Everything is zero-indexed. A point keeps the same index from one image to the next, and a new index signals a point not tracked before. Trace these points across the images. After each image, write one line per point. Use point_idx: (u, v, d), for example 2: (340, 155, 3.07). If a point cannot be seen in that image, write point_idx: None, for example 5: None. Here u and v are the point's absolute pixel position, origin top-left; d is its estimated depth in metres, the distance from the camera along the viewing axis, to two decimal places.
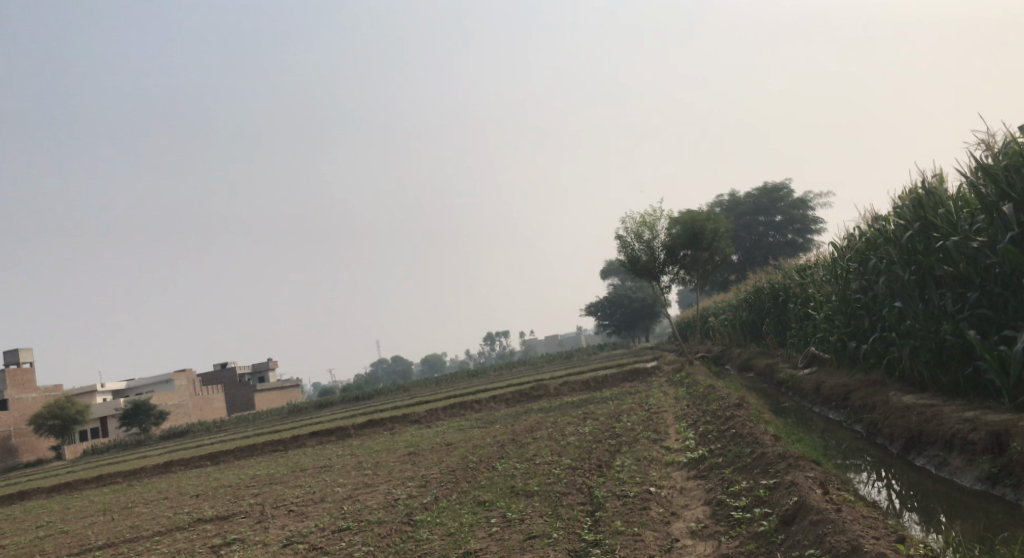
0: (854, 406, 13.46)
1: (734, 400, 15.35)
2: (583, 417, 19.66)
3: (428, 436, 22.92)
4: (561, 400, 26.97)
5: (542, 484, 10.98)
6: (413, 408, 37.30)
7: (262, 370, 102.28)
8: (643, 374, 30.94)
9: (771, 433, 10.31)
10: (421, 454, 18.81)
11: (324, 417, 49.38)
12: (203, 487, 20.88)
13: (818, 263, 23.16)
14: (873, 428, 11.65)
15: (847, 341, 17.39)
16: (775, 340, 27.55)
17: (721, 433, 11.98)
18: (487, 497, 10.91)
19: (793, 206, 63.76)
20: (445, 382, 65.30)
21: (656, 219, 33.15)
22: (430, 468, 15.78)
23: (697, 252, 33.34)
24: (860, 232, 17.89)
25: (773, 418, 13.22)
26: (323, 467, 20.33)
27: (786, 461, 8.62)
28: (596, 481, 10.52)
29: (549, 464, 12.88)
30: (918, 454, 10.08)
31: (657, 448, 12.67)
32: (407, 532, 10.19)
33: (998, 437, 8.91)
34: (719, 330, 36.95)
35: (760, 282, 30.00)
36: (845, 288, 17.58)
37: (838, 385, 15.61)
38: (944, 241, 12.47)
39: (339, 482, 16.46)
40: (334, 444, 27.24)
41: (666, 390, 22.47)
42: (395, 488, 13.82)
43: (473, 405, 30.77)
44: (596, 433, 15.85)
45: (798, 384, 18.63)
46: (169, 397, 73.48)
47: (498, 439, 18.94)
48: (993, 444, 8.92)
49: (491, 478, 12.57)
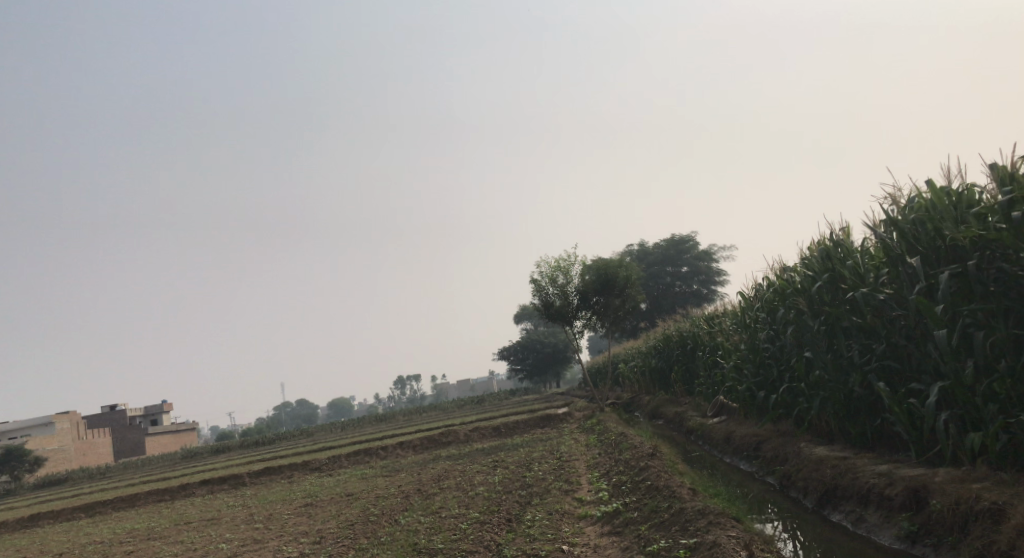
0: (765, 457, 13.35)
1: (646, 449, 15.06)
2: (492, 465, 19.02)
3: (329, 486, 21.77)
4: (469, 447, 26.22)
5: (447, 541, 10.32)
6: (315, 454, 35.73)
7: (155, 414, 97.24)
8: (553, 421, 30.56)
9: (687, 487, 9.97)
10: (319, 506, 17.74)
11: (219, 464, 46.93)
12: (74, 543, 19.11)
13: (727, 312, 23.42)
14: (786, 480, 11.50)
15: (755, 390, 17.44)
16: (684, 388, 27.67)
17: (634, 485, 11.62)
18: (386, 556, 10.15)
19: (698, 258, 65.50)
20: (350, 428, 63.33)
21: (570, 264, 33.25)
22: (328, 522, 14.81)
23: (610, 298, 33.33)
24: (768, 282, 18.10)
25: (685, 469, 12.95)
26: (211, 519, 18.95)
27: (707, 519, 8.25)
28: (505, 537, 9.93)
29: (455, 518, 12.20)
30: (833, 509, 9.92)
31: (568, 500, 12.19)
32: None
33: (915, 494, 8.81)
34: (629, 377, 36.96)
35: (669, 330, 30.23)
36: (755, 338, 17.68)
37: (748, 435, 15.55)
38: (852, 292, 12.62)
39: (227, 537, 15.27)
40: (226, 494, 25.63)
41: (577, 438, 22.10)
42: (287, 545, 12.85)
43: (378, 452, 29.66)
44: (505, 483, 15.25)
45: (708, 433, 18.57)
46: (49, 441, 68.75)
47: (403, 488, 18.07)
48: (909, 500, 8.81)
49: (393, 534, 11.80)
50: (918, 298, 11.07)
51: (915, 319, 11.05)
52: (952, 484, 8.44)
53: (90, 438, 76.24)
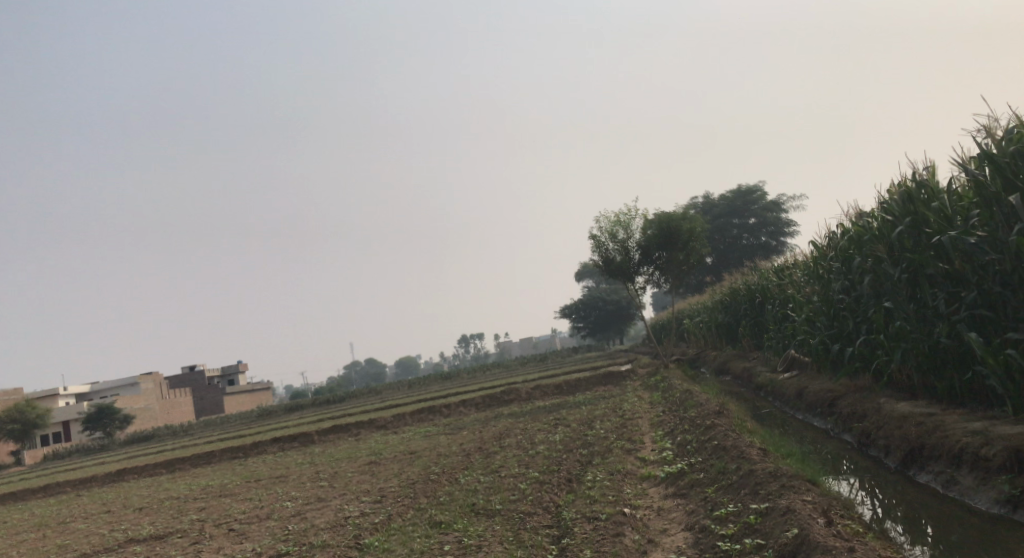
0: (842, 414, 12.60)
1: (713, 406, 14.41)
2: (555, 423, 18.63)
3: (392, 444, 21.75)
4: (532, 404, 25.94)
5: (506, 502, 9.95)
6: (382, 412, 36.04)
7: (231, 374, 100.26)
8: (617, 377, 30.08)
9: (757, 447, 9.36)
10: (382, 464, 17.66)
11: (292, 421, 47.95)
12: (150, 499, 19.51)
13: (797, 263, 22.40)
14: (866, 438, 10.77)
15: (829, 344, 16.57)
16: (752, 342, 26.79)
17: (700, 444, 11.04)
18: (443, 517, 9.83)
19: (766, 208, 63.56)
20: (416, 386, 63.99)
21: (630, 218, 32.36)
22: (389, 481, 14.65)
23: (673, 252, 32.41)
24: (842, 230, 17.09)
25: (755, 427, 12.30)
26: (278, 477, 19.08)
27: (779, 482, 7.65)
28: (565, 499, 9.50)
29: (514, 478, 11.83)
30: (920, 470, 9.19)
31: (631, 459, 11.68)
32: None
33: (1016, 454, 8.02)
34: (694, 333, 36.12)
35: (736, 283, 29.25)
36: (828, 289, 16.76)
37: (822, 391, 14.76)
38: (938, 236, 11.70)
39: (292, 495, 15.26)
40: (294, 451, 25.96)
41: (641, 395, 21.57)
42: (348, 504, 12.71)
43: (442, 409, 29.66)
44: (567, 442, 14.82)
45: (779, 389, 17.82)
46: (135, 401, 71.55)
47: (465, 447, 17.84)
48: (1010, 461, 8.03)
49: (452, 494, 11.49)
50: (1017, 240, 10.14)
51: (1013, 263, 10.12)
52: None
53: (172, 398, 79.02)
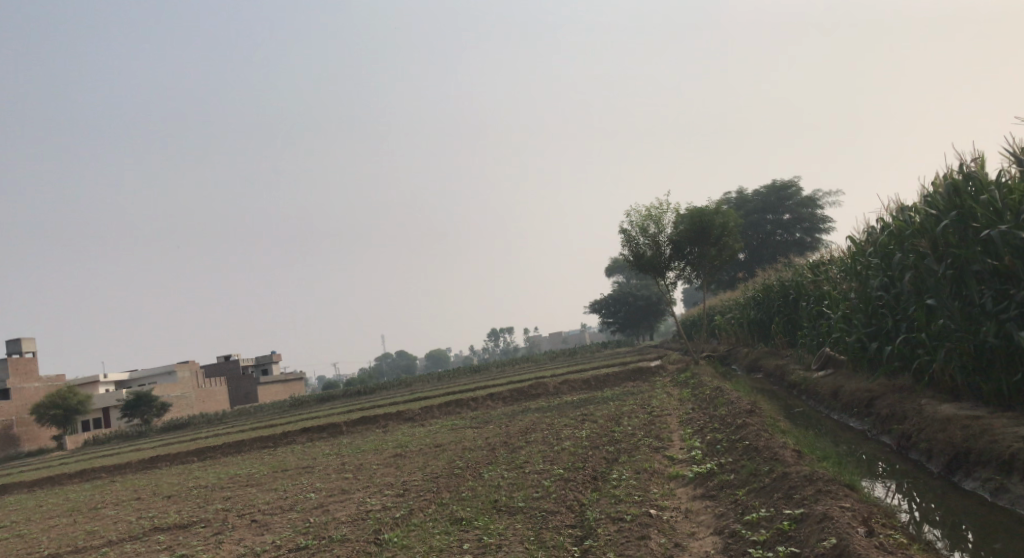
0: (880, 415, 12.14)
1: (745, 405, 13.99)
2: (582, 419, 18.31)
3: (418, 436, 21.58)
4: (560, 399, 25.62)
5: (529, 500, 9.67)
6: (410, 404, 35.94)
7: (264, 363, 101.14)
8: (646, 373, 29.66)
9: (791, 448, 8.97)
10: (407, 457, 17.47)
11: (322, 412, 48.12)
12: (178, 487, 19.53)
13: (833, 259, 21.81)
14: (906, 441, 10.33)
15: (866, 342, 16.07)
16: (785, 340, 26.22)
17: (731, 445, 10.66)
18: (464, 513, 9.56)
19: (801, 204, 62.41)
20: (446, 379, 63.95)
21: (662, 212, 31.82)
22: (413, 474, 14.44)
23: (705, 247, 31.87)
24: (882, 225, 16.56)
25: (789, 428, 11.88)
26: (304, 468, 18.99)
27: (815, 487, 7.28)
28: (589, 497, 9.19)
29: (538, 474, 11.54)
30: (964, 476, 8.74)
31: (659, 458, 11.33)
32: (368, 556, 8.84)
33: None
34: (725, 329, 35.54)
35: (769, 280, 28.65)
36: (866, 286, 16.23)
37: (859, 390, 14.28)
38: (987, 231, 11.21)
39: (316, 486, 15.12)
40: (322, 442, 25.93)
41: (671, 392, 21.16)
42: (370, 497, 12.50)
43: (469, 403, 29.46)
44: (593, 438, 14.49)
45: (813, 388, 17.32)
46: (171, 389, 72.40)
47: (490, 441, 17.60)
48: None
49: (475, 489, 11.23)
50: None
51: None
52: None
53: (206, 386, 79.87)
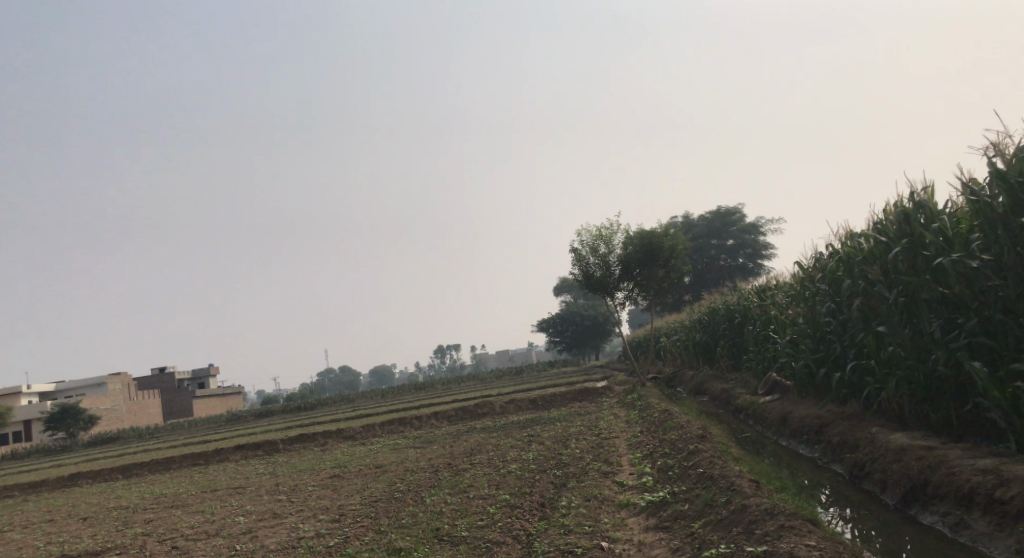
0: (831, 443, 11.99)
1: (695, 429, 13.74)
2: (528, 440, 17.87)
3: (358, 456, 20.85)
4: (506, 419, 25.14)
5: (473, 528, 9.19)
6: (352, 422, 35.00)
7: (202, 377, 98.43)
8: (592, 394, 29.41)
9: (747, 478, 8.69)
10: (345, 478, 16.78)
11: (260, 428, 46.72)
12: (99, 507, 18.46)
13: (780, 284, 21.91)
14: (859, 471, 10.18)
15: (813, 368, 16.05)
16: (730, 363, 26.26)
17: (683, 471, 10.36)
18: (403, 543, 9.02)
19: (745, 230, 63.38)
20: (388, 396, 62.85)
21: (612, 232, 31.78)
22: (351, 497, 13.79)
23: (654, 268, 31.90)
24: (830, 251, 16.62)
25: (740, 455, 11.64)
26: (236, 488, 18.12)
27: (777, 522, 6.99)
28: (536, 527, 8.75)
29: (482, 500, 11.04)
30: (922, 510, 8.55)
31: (608, 484, 10.95)
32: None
33: None
34: (670, 351, 35.56)
35: (716, 303, 28.74)
36: (814, 310, 16.22)
37: (808, 416, 14.17)
38: (938, 259, 11.23)
39: (248, 509, 14.35)
40: (257, 460, 24.96)
41: (617, 413, 20.89)
42: (303, 522, 11.84)
43: (412, 421, 28.77)
44: (539, 461, 14.06)
45: (760, 413, 17.23)
46: (101, 401, 69.79)
47: (433, 462, 17.03)
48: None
49: (415, 516, 10.69)
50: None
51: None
52: None
53: (139, 399, 77.19)
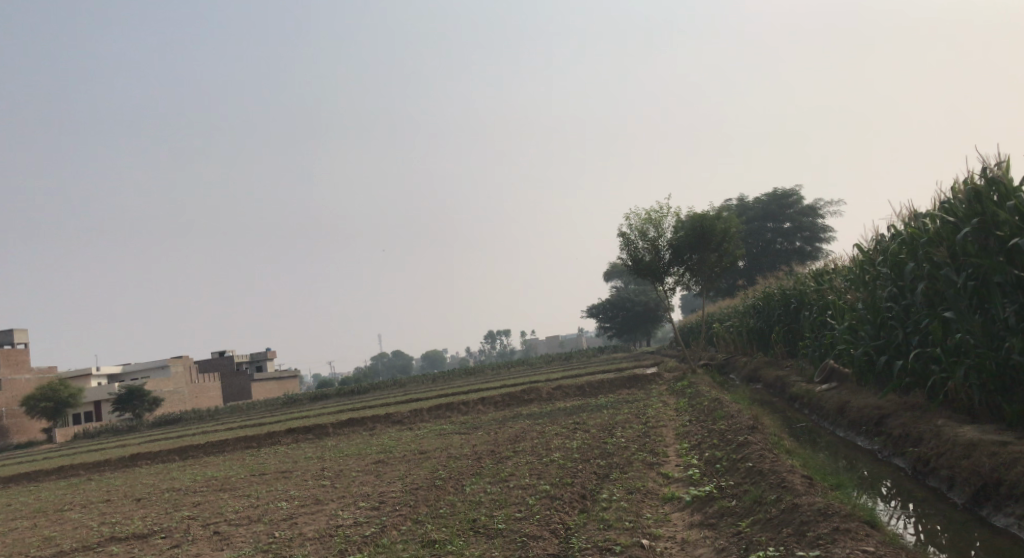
0: (892, 435, 11.37)
1: (746, 419, 13.19)
2: (573, 427, 17.49)
3: (404, 441, 20.74)
4: (553, 405, 24.80)
5: (511, 520, 8.87)
6: (401, 406, 35.00)
7: (259, 360, 100.27)
8: (642, 381, 28.88)
9: (799, 473, 8.19)
10: (389, 464, 16.64)
11: (313, 411, 47.21)
12: (151, 489, 18.68)
13: (837, 268, 21.07)
14: (923, 466, 9.58)
15: (872, 356, 15.36)
16: (785, 350, 25.47)
17: (732, 464, 9.88)
18: (438, 535, 8.73)
19: (802, 213, 61.72)
20: (439, 381, 62.97)
21: (662, 216, 31.04)
22: (392, 484, 13.60)
23: (705, 252, 31.10)
24: (892, 233, 15.86)
25: (793, 446, 11.09)
26: (283, 472, 18.14)
27: (831, 525, 6.50)
28: (575, 521, 8.38)
29: (523, 490, 10.72)
30: (994, 510, 7.94)
31: (653, 476, 10.52)
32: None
33: None
34: (723, 337, 34.70)
35: (770, 288, 27.90)
36: (875, 295, 15.49)
37: (867, 407, 13.51)
38: (1014, 240, 10.49)
39: (291, 494, 14.28)
40: (306, 444, 25.10)
41: (667, 401, 20.37)
42: (343, 509, 11.66)
43: (460, 407, 28.61)
44: (584, 450, 13.67)
45: (815, 402, 16.57)
46: (164, 384, 71.58)
47: (477, 449, 16.77)
48: None
49: (453, 505, 10.40)
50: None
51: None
52: None
53: (199, 382, 78.95)
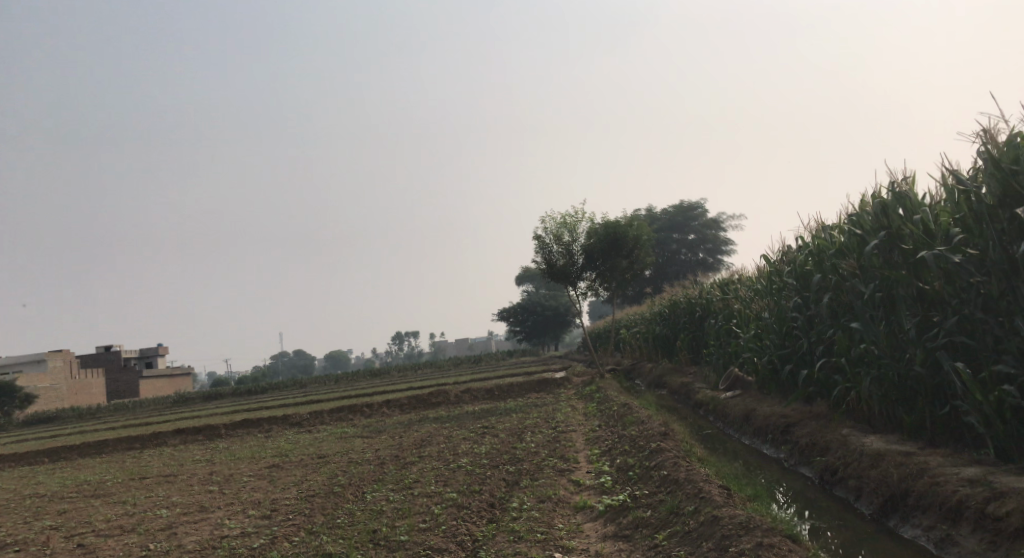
0: (799, 443, 11.42)
1: (656, 425, 13.06)
2: (481, 432, 17.05)
3: (302, 444, 19.84)
4: (461, 409, 24.31)
5: (414, 531, 8.36)
6: (301, 407, 33.80)
7: (150, 356, 95.82)
8: (550, 385, 28.75)
9: (715, 483, 8.00)
10: (284, 468, 15.80)
11: (206, 410, 45.20)
12: (16, 494, 17.17)
13: (744, 278, 21.42)
14: (830, 475, 9.60)
15: (778, 364, 15.54)
16: (690, 357, 25.80)
17: (644, 472, 9.66)
18: (333, 548, 8.13)
19: (706, 226, 63.40)
20: (341, 382, 61.45)
21: (576, 220, 31.04)
22: (286, 491, 12.82)
23: (617, 259, 31.30)
24: (800, 244, 16.10)
25: (703, 455, 10.97)
26: (167, 477, 16.98)
27: (754, 539, 6.28)
28: (482, 532, 7.94)
29: (427, 499, 10.21)
30: (902, 521, 7.94)
31: (564, 483, 10.20)
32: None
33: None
34: (631, 343, 34.97)
35: (677, 295, 28.25)
36: (781, 304, 15.67)
37: (773, 415, 13.61)
38: (920, 253, 10.60)
39: (174, 500, 13.30)
40: (195, 445, 23.79)
41: (575, 406, 20.21)
42: (229, 518, 10.85)
43: (363, 409, 27.76)
44: (492, 456, 13.25)
45: (721, 409, 16.68)
46: (42, 379, 67.33)
47: (380, 454, 16.10)
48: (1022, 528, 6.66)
49: (352, 515, 9.79)
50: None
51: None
52: None
53: (82, 378, 74.68)
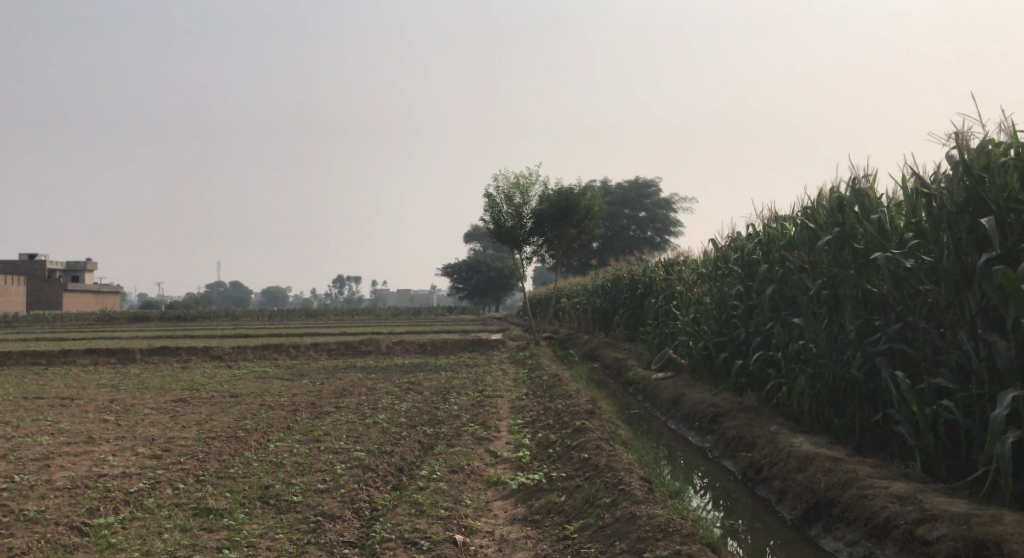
0: (725, 435, 11.10)
1: (584, 401, 12.62)
2: (405, 387, 16.43)
3: (217, 381, 18.93)
4: (389, 360, 23.72)
5: (310, 491, 7.75)
6: (225, 340, 32.69)
7: (78, 271, 92.56)
8: (484, 345, 28.29)
9: (636, 474, 7.56)
10: (192, 404, 14.97)
11: (128, 333, 43.67)
12: None
13: (690, 260, 21.12)
14: (754, 474, 9.30)
15: (713, 351, 15.25)
16: (626, 333, 25.59)
17: (564, 451, 9.19)
18: (217, 503, 7.46)
19: (658, 205, 63.58)
20: (275, 319, 60.27)
21: (530, 183, 30.38)
22: (186, 429, 12.02)
23: (566, 227, 30.80)
24: (750, 232, 15.72)
25: (627, 438, 10.57)
26: (66, 399, 15.98)
27: (671, 546, 5.85)
28: (383, 501, 7.38)
29: (333, 456, 9.59)
30: (823, 531, 7.65)
31: (480, 453, 9.70)
32: (62, 551, 6.57)
33: (955, 549, 6.35)
34: (570, 312, 34.74)
35: (621, 270, 27.93)
36: (724, 291, 15.31)
37: (703, 403, 13.30)
38: (872, 254, 10.17)
39: (62, 427, 12.38)
40: (105, 368, 22.71)
41: (505, 370, 19.77)
42: (114, 455, 10.05)
43: (288, 350, 26.89)
44: (410, 415, 12.67)
45: (651, 389, 16.39)
46: None
47: (295, 399, 15.38)
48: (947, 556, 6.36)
49: (247, 465, 9.10)
50: (978, 269, 8.61)
51: (976, 301, 8.51)
52: (1010, 537, 6.15)
53: (2, 284, 71.98)
